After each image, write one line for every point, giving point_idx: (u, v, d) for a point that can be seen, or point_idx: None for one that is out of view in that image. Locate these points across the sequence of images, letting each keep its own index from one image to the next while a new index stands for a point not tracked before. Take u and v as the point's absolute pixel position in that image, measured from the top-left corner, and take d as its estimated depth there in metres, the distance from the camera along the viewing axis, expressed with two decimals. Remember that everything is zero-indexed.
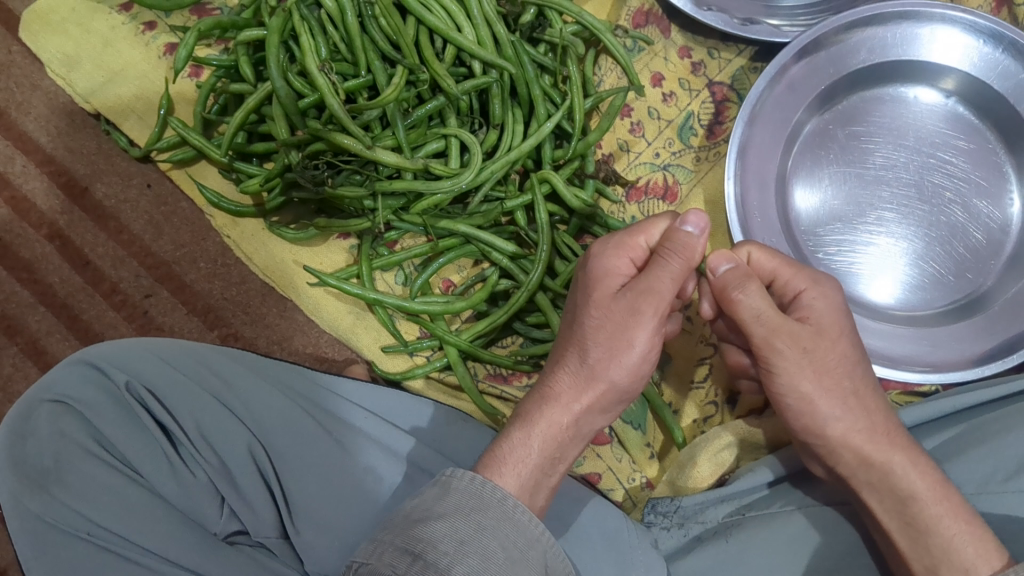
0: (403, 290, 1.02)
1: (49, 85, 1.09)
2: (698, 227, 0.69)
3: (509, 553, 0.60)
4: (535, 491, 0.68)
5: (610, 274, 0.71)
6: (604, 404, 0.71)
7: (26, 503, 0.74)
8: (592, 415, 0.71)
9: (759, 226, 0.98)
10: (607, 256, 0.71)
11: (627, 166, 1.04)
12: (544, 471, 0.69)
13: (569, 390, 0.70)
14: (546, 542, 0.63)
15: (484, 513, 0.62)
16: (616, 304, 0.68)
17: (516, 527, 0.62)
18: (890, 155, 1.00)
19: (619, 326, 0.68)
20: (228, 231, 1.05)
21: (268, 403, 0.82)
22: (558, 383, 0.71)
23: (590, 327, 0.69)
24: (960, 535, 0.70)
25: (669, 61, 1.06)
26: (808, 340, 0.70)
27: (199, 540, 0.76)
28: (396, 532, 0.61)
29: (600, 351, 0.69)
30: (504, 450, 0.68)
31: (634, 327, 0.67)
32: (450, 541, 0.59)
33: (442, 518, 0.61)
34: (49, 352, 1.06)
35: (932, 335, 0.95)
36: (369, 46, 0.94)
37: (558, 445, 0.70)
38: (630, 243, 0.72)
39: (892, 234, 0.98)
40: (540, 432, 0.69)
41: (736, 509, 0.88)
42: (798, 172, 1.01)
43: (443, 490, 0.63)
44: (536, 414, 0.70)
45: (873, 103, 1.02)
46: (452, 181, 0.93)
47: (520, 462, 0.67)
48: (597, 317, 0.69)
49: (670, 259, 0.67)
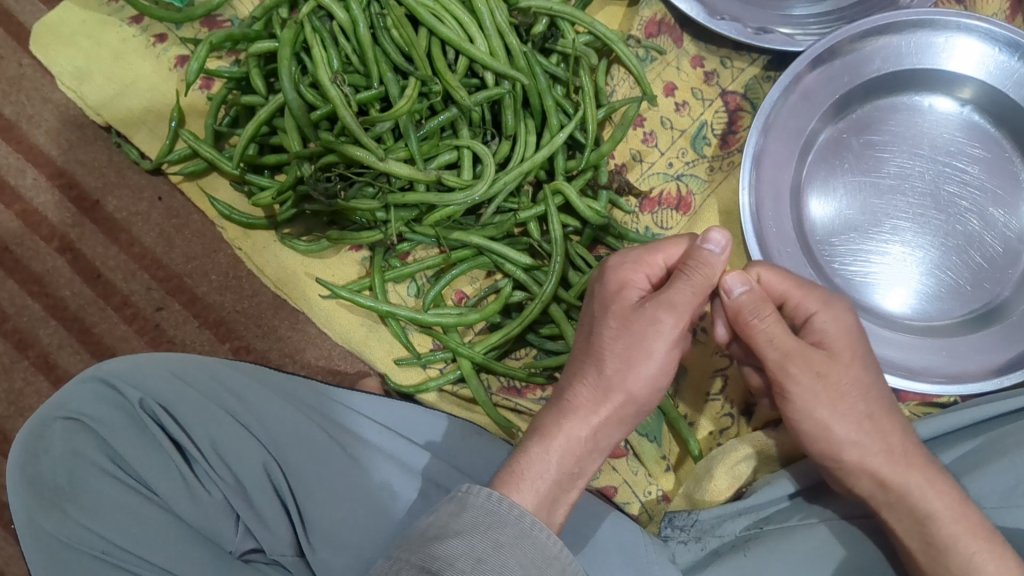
0: (416, 302, 1.02)
1: (60, 98, 1.09)
2: (720, 246, 0.67)
3: (525, 569, 0.59)
4: (554, 506, 0.67)
5: (627, 287, 0.70)
6: (622, 417, 0.69)
7: (41, 522, 0.74)
8: (610, 428, 0.70)
9: (774, 236, 0.97)
10: (627, 270, 0.71)
11: (640, 176, 1.04)
12: (562, 485, 0.68)
13: (586, 402, 0.69)
14: (566, 559, 0.62)
15: (500, 531, 0.61)
16: (635, 316, 0.67)
17: (533, 544, 0.61)
18: (906, 164, 0.99)
19: (639, 339, 0.67)
20: (240, 243, 1.04)
21: (282, 420, 0.81)
22: (575, 395, 0.69)
23: (609, 339, 0.68)
24: (980, 553, 0.71)
25: (681, 70, 1.05)
26: (823, 365, 0.69)
27: (216, 558, 0.76)
28: (412, 549, 0.60)
29: (618, 364, 0.68)
30: (522, 464, 0.67)
31: (650, 340, 0.66)
32: (466, 558, 0.58)
33: (459, 534, 0.60)
34: (61, 365, 1.05)
35: (951, 345, 0.94)
36: (381, 58, 0.93)
37: (576, 458, 0.69)
38: (648, 259, 0.71)
39: (908, 243, 0.97)
40: (558, 446, 0.68)
41: (754, 522, 0.88)
42: (813, 181, 1.00)
43: (459, 507, 0.62)
44: (554, 428, 0.69)
45: (888, 111, 1.01)
46: (465, 193, 0.92)
47: (541, 478, 0.67)
48: (617, 329, 0.68)
49: (692, 274, 0.66)
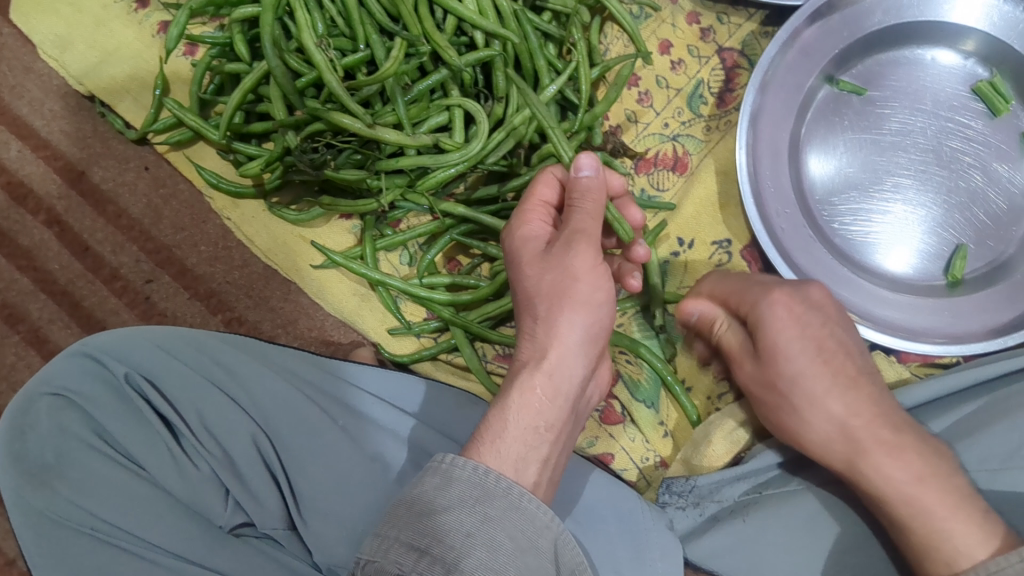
0: (408, 270, 1.00)
1: (42, 68, 1.07)
2: (591, 169, 0.69)
3: (516, 543, 0.58)
4: (520, 464, 0.64)
5: (529, 239, 0.71)
6: (580, 351, 0.68)
7: (29, 498, 0.73)
8: (548, 369, 0.67)
9: (773, 198, 0.95)
10: (524, 224, 0.72)
11: (635, 137, 1.01)
12: (527, 441, 0.65)
13: (533, 352, 0.68)
14: (555, 528, 0.61)
15: (489, 504, 0.59)
16: (545, 256, 0.68)
17: (522, 516, 0.59)
18: (907, 120, 0.96)
19: (549, 272, 0.67)
20: (228, 214, 1.03)
21: (272, 393, 0.80)
22: (521, 355, 0.69)
23: (531, 288, 0.69)
24: None
25: (676, 27, 1.02)
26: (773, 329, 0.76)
27: (204, 534, 0.76)
28: (401, 525, 0.59)
29: (548, 303, 0.67)
30: (486, 427, 0.65)
31: (573, 262, 0.67)
32: (457, 533, 0.57)
33: (447, 510, 0.58)
34: (52, 340, 1.04)
35: (953, 305, 0.93)
36: (366, 19, 0.90)
37: (536, 411, 0.66)
38: (534, 208, 0.73)
39: (909, 202, 0.95)
40: (517, 402, 0.66)
41: (753, 487, 0.87)
42: (812, 140, 0.97)
43: (444, 480, 0.60)
44: (511, 384, 0.68)
45: (889, 67, 0.98)
46: (460, 154, 0.91)
47: (483, 437, 0.65)
48: (530, 283, 0.69)
49: (582, 204, 0.69)
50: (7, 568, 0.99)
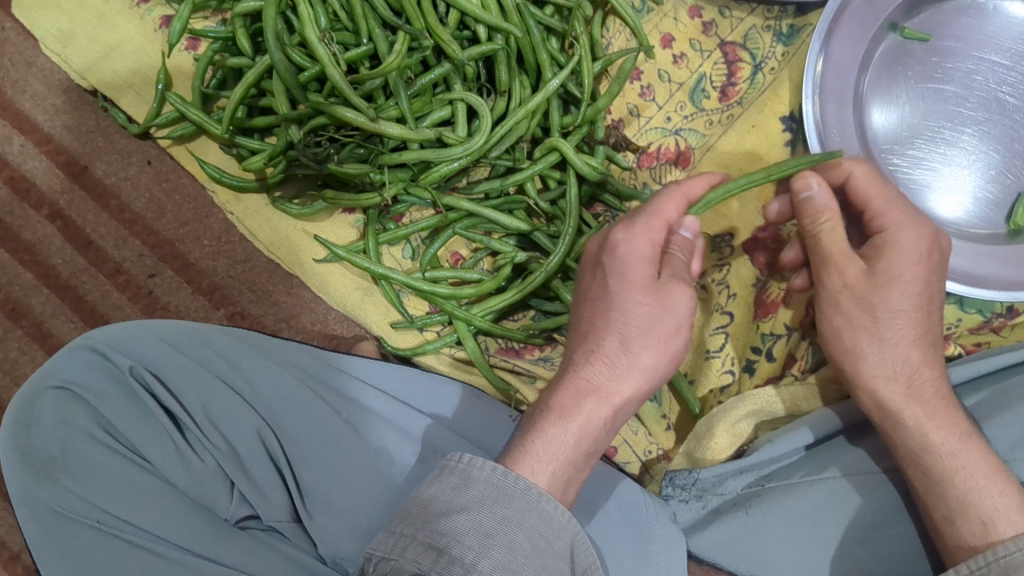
0: (411, 265, 1.00)
1: (44, 62, 1.07)
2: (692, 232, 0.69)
3: (534, 544, 0.58)
4: (567, 484, 0.66)
5: (643, 260, 0.64)
6: (644, 392, 0.67)
7: (35, 491, 0.74)
8: (617, 403, 0.65)
9: (840, 145, 0.92)
10: (634, 238, 0.65)
11: (637, 131, 1.01)
12: (576, 466, 0.66)
13: (608, 381, 0.65)
14: (572, 529, 0.61)
15: (507, 505, 0.59)
16: (658, 287, 0.64)
17: (540, 516, 0.59)
18: (973, 71, 0.93)
19: (666, 314, 0.64)
20: (231, 207, 1.03)
21: (276, 386, 0.80)
22: (591, 374, 0.66)
23: (635, 319, 0.64)
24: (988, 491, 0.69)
25: (678, 21, 1.02)
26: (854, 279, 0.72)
27: (210, 525, 0.76)
28: (418, 524, 0.59)
29: (643, 341, 0.64)
30: (546, 443, 0.64)
31: (683, 313, 0.64)
32: (474, 534, 0.57)
33: (464, 510, 0.59)
34: (56, 334, 1.04)
35: (1016, 254, 0.90)
36: (369, 13, 0.90)
37: (592, 437, 0.66)
38: (652, 223, 0.66)
39: (972, 154, 0.93)
40: (582, 426, 0.65)
41: (756, 480, 0.87)
42: (875, 91, 0.95)
43: (463, 481, 0.60)
44: (573, 403, 0.65)
45: (956, 13, 0.94)
46: (463, 147, 0.91)
47: (548, 457, 0.64)
48: (633, 311, 0.64)
49: (681, 253, 0.68)
50: (11, 561, 0.99)
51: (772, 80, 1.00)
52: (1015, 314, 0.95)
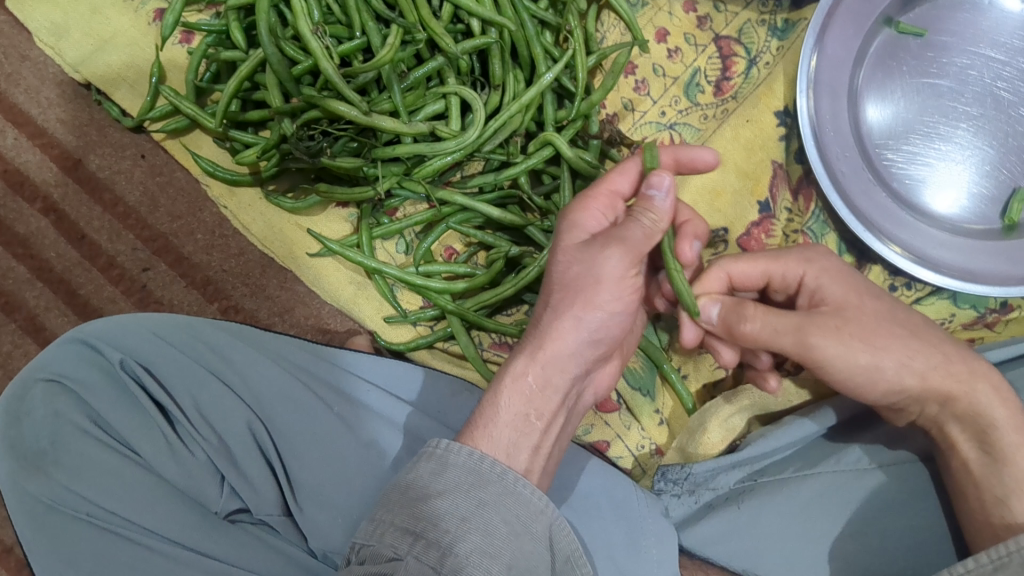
0: (405, 259, 1.00)
1: (37, 55, 1.07)
2: (662, 190, 0.67)
3: (511, 527, 0.58)
4: (511, 449, 0.63)
5: (577, 227, 0.68)
6: (579, 350, 0.67)
7: (25, 484, 0.74)
8: (545, 361, 0.66)
9: (833, 140, 0.93)
10: (584, 209, 0.70)
11: (632, 126, 1.01)
12: (516, 428, 0.64)
13: (534, 339, 0.67)
14: (550, 513, 0.61)
15: (483, 489, 0.59)
16: (582, 246, 0.67)
17: (518, 500, 0.59)
18: (967, 66, 0.93)
19: (583, 268, 0.66)
20: (224, 202, 1.02)
21: (268, 379, 0.80)
22: (525, 340, 0.68)
23: (556, 276, 0.67)
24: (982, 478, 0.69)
25: (673, 15, 1.01)
26: (837, 321, 0.71)
27: (199, 518, 0.76)
28: (396, 510, 0.59)
29: (563, 294, 0.66)
30: (479, 413, 0.65)
31: (607, 262, 0.65)
32: (452, 517, 0.57)
33: (441, 494, 0.58)
34: (49, 328, 1.04)
35: (1010, 250, 0.90)
36: (362, 6, 0.90)
37: (531, 399, 0.66)
38: (605, 196, 0.71)
39: (966, 149, 0.92)
40: (509, 387, 0.66)
41: (748, 475, 0.86)
42: (870, 86, 0.94)
43: (438, 466, 0.60)
44: (505, 369, 0.67)
45: (952, 7, 0.93)
46: (455, 141, 0.91)
47: (485, 422, 0.64)
48: (558, 269, 0.67)
49: (642, 218, 0.67)
50: (4, 555, 1.00)
51: (767, 74, 1.00)
52: (1009, 309, 0.95)
